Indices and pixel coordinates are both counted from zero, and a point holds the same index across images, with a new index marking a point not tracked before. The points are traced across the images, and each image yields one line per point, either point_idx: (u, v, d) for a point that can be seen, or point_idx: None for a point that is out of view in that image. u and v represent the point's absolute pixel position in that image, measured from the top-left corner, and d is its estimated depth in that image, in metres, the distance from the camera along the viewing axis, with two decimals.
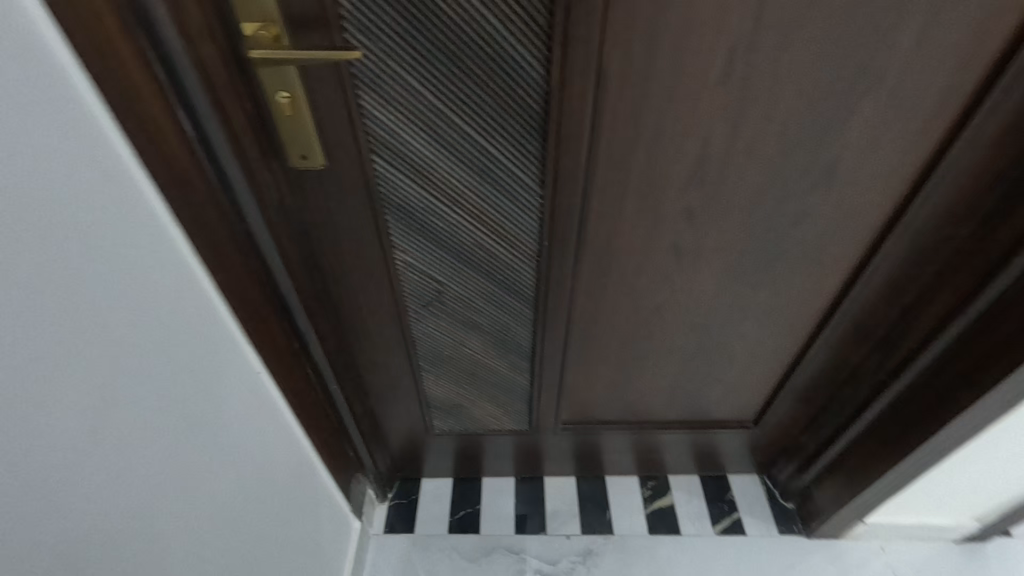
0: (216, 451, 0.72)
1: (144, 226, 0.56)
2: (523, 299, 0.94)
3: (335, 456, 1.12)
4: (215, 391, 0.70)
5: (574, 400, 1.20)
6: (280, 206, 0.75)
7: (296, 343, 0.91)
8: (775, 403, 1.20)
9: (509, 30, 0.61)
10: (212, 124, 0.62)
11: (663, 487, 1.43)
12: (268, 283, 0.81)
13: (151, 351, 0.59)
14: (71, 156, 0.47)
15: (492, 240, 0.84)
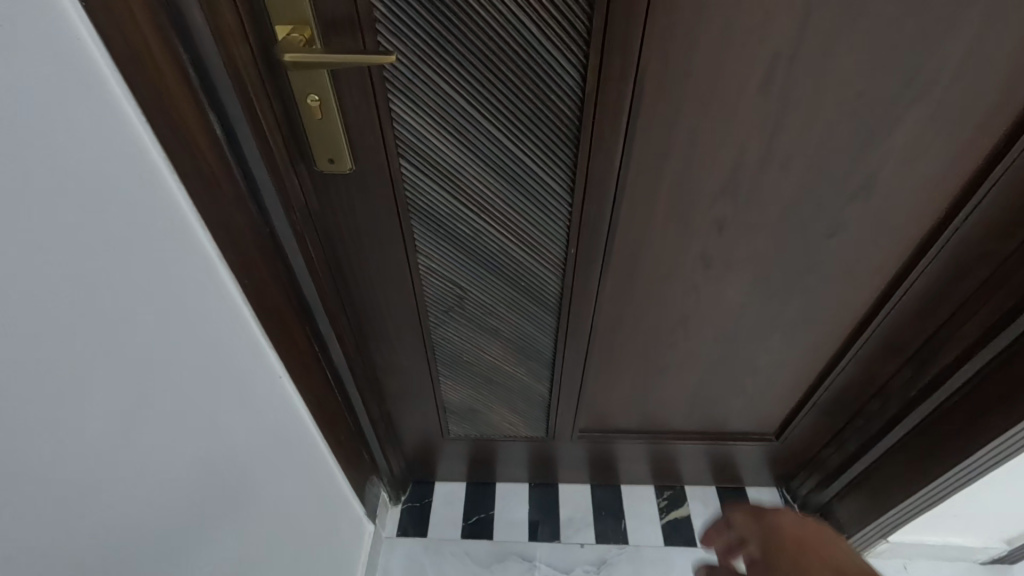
0: (237, 454, 0.72)
1: (174, 231, 0.56)
2: (546, 306, 0.92)
3: (352, 460, 1.11)
4: (237, 395, 0.70)
5: (592, 409, 1.19)
6: (306, 210, 0.75)
7: (316, 347, 0.91)
8: (798, 416, 1.17)
9: (546, 35, 0.60)
10: (243, 128, 0.62)
11: (679, 497, 1.41)
12: (291, 287, 0.80)
13: (174, 356, 0.58)
14: (104, 160, 0.47)
15: (518, 247, 0.82)
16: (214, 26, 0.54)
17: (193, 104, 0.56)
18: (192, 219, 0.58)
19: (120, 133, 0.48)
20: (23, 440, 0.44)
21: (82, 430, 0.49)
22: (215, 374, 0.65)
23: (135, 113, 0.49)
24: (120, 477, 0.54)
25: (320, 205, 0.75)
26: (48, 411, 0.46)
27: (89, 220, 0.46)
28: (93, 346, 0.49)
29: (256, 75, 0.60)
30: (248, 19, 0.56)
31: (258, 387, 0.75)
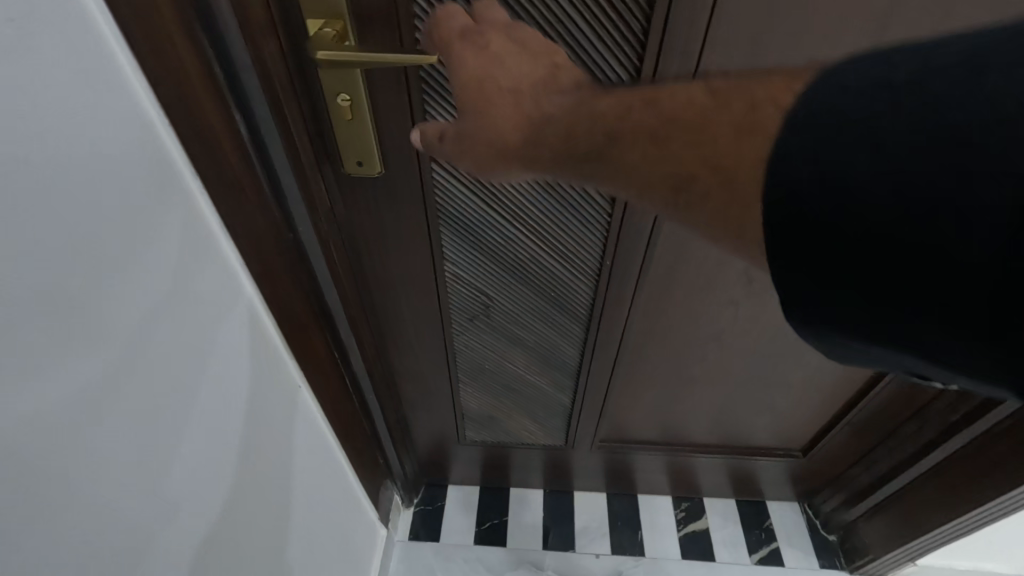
0: (264, 467, 0.69)
1: (199, 239, 0.53)
2: (575, 317, 0.88)
3: (367, 465, 1.08)
4: (262, 407, 0.68)
5: (616, 420, 1.15)
6: (332, 214, 0.71)
7: (336, 353, 0.87)
8: (829, 434, 1.13)
9: (599, 38, 0.56)
10: (272, 132, 0.57)
11: (697, 510, 1.38)
12: (314, 293, 0.76)
13: (198, 367, 0.55)
14: (128, 166, 0.44)
15: (550, 257, 0.78)
16: (244, 23, 0.50)
17: (220, 104, 0.52)
18: (216, 227, 0.55)
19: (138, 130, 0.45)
20: (48, 470, 0.41)
21: (107, 453, 0.46)
22: (238, 385, 0.62)
23: (158, 116, 0.46)
24: (156, 495, 0.51)
25: (345, 208, 0.71)
26: (72, 441, 0.42)
27: (108, 228, 0.43)
28: (119, 362, 0.46)
29: (285, 74, 0.55)
30: (278, 16, 0.52)
31: (279, 395, 0.72)
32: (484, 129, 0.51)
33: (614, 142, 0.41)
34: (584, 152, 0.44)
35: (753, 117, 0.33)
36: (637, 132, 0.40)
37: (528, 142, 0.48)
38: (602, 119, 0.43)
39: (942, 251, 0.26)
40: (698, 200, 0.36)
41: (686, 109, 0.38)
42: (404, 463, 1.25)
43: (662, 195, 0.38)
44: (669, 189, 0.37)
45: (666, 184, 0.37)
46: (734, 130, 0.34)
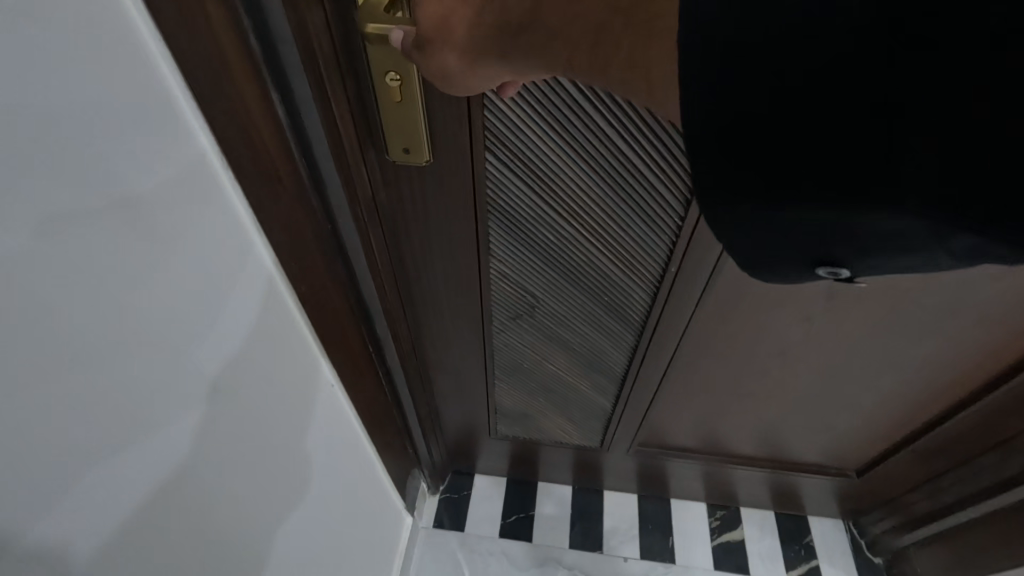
0: (293, 471, 0.66)
1: (224, 229, 0.48)
2: (627, 324, 0.82)
3: (397, 456, 1.05)
4: (292, 412, 0.64)
5: (656, 427, 1.09)
6: (373, 204, 0.63)
7: (370, 348, 0.82)
8: (891, 459, 1.05)
9: None
10: (311, 113, 0.51)
11: (732, 519, 1.32)
12: (350, 287, 0.71)
13: (222, 374, 0.51)
14: (143, 150, 0.38)
15: (608, 260, 0.71)
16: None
17: (255, 79, 0.46)
18: (244, 217, 0.49)
19: (158, 108, 0.39)
20: (66, 494, 0.37)
21: (134, 469, 0.42)
22: (264, 387, 0.58)
23: (181, 91, 0.40)
24: (181, 509, 0.48)
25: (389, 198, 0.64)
26: (97, 456, 0.39)
27: (122, 222, 0.38)
28: (138, 370, 0.41)
29: (330, 47, 0.48)
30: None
31: (309, 397, 0.68)
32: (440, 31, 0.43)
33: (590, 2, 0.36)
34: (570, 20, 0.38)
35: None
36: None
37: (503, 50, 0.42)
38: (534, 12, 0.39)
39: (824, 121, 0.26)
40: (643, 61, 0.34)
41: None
42: (433, 453, 1.22)
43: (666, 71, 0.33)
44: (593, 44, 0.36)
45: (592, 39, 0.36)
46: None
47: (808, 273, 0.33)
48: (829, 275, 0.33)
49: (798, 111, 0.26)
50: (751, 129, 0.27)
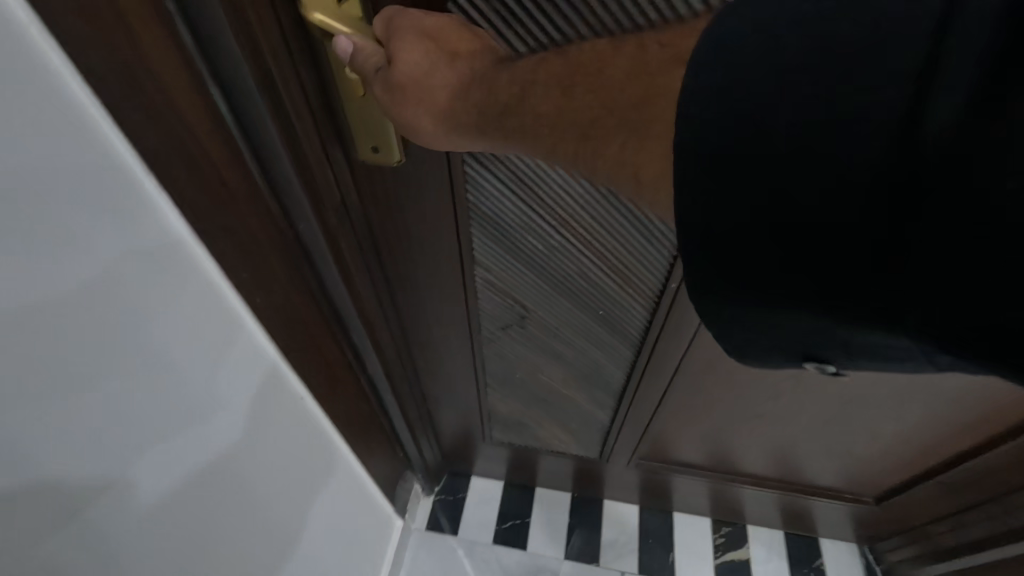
0: (257, 501, 0.61)
1: (164, 263, 0.41)
2: (625, 338, 0.75)
3: (386, 466, 0.99)
4: (258, 442, 0.58)
5: (657, 442, 1.03)
6: (353, 228, 0.55)
7: (359, 371, 0.76)
8: (914, 489, 0.97)
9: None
10: (264, 118, 0.40)
11: (738, 537, 1.25)
12: (329, 311, 0.63)
13: (156, 416, 0.45)
14: (40, 182, 0.32)
15: (603, 273, 0.65)
16: (246, 29, 0.35)
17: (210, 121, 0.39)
18: (193, 245, 0.42)
19: (52, 109, 0.31)
20: None
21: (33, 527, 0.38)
22: (224, 424, 0.52)
23: (98, 107, 0.33)
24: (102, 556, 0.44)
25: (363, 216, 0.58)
26: None
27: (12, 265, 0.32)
28: (40, 426, 0.36)
29: (296, 96, 0.40)
30: (285, 15, 0.36)
31: (280, 424, 0.62)
32: (418, 86, 0.40)
33: (579, 86, 0.33)
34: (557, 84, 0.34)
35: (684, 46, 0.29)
36: (607, 76, 0.32)
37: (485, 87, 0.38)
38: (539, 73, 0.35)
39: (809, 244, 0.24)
40: (638, 107, 0.30)
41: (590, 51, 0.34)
42: (426, 456, 1.16)
43: (652, 156, 0.29)
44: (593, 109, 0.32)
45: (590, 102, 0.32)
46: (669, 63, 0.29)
47: (791, 363, 0.30)
48: (813, 366, 0.29)
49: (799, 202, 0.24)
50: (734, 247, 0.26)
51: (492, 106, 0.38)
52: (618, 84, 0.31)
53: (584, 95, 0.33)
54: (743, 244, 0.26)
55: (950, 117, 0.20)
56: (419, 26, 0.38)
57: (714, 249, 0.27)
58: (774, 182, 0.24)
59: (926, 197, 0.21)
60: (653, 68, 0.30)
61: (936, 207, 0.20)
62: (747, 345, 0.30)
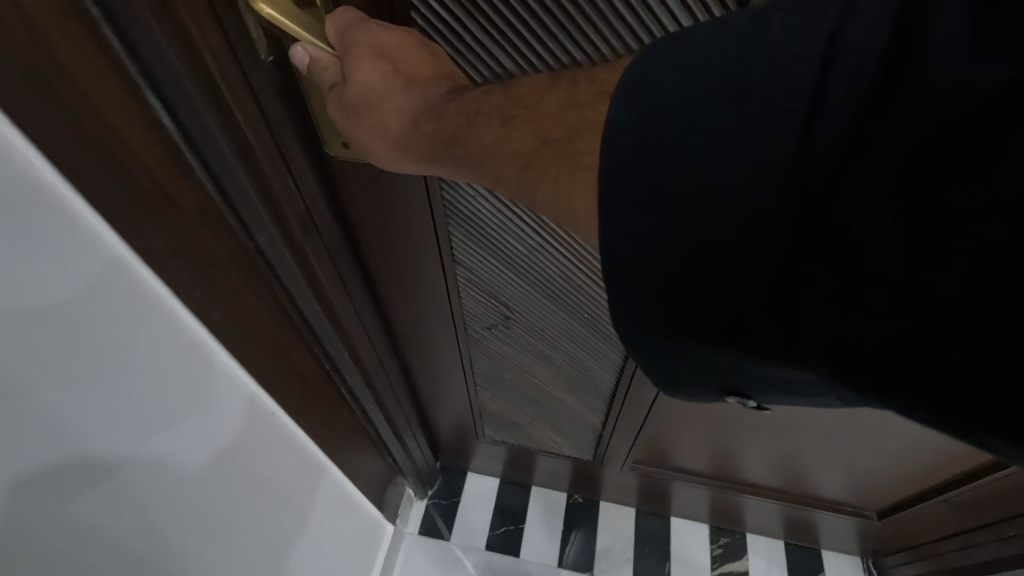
0: (233, 525, 0.57)
1: (96, 283, 0.35)
2: (612, 344, 0.74)
3: (374, 474, 0.95)
4: (229, 466, 0.54)
5: (652, 448, 1.01)
6: (324, 246, 0.51)
7: (344, 392, 0.72)
8: (919, 505, 0.93)
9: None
10: (215, 132, 0.35)
11: (737, 546, 1.22)
12: (308, 333, 0.58)
13: (98, 454, 0.39)
14: None
15: (585, 277, 0.63)
16: (203, 71, 0.32)
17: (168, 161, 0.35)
18: (131, 259, 0.37)
19: None
20: None
21: None
22: (190, 460, 0.48)
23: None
24: None
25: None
26: None
27: None
28: None
29: (258, 130, 0.37)
30: (243, 53, 0.33)
31: (256, 445, 0.58)
32: (371, 108, 0.38)
33: (519, 116, 0.30)
34: (499, 115, 0.31)
35: (608, 80, 0.28)
36: (543, 106, 0.29)
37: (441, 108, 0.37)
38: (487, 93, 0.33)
39: (724, 279, 0.23)
40: (571, 133, 0.27)
41: (533, 80, 0.32)
42: (417, 461, 1.11)
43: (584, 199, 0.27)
44: (533, 125, 0.29)
45: (531, 120, 0.30)
46: (598, 99, 0.27)
47: (714, 396, 0.29)
48: (735, 401, 0.29)
49: (708, 242, 0.23)
50: (658, 281, 0.25)
51: (439, 138, 0.36)
52: (553, 107, 0.29)
53: (522, 113, 0.30)
54: (664, 281, 0.25)
55: (838, 151, 0.20)
56: (377, 43, 0.36)
57: (641, 283, 0.26)
58: (695, 223, 0.23)
59: (817, 238, 0.20)
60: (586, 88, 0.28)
61: (826, 247, 0.20)
62: (680, 377, 0.29)
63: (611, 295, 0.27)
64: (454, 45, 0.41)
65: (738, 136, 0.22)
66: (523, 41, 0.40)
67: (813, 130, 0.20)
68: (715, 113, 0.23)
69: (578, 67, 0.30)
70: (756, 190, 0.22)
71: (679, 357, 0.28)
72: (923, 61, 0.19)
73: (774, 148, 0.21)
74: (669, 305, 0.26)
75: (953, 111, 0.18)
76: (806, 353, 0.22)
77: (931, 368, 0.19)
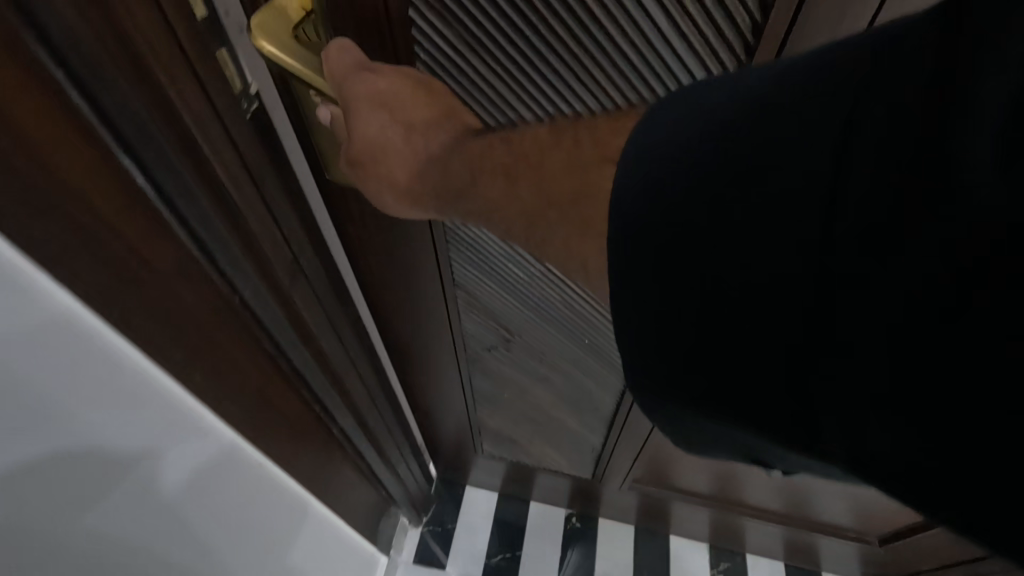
0: None
1: (79, 370, 0.31)
2: (612, 369, 0.73)
3: (367, 508, 0.92)
4: (223, 533, 0.50)
5: (653, 467, 1.00)
6: (314, 293, 0.49)
7: (337, 433, 0.69)
8: (921, 535, 0.92)
9: (648, 45, 0.36)
10: (190, 189, 0.32)
11: (737, 568, 1.21)
12: (295, 380, 0.55)
13: (84, 553, 0.35)
14: None
15: (587, 304, 0.62)
16: (187, 138, 0.30)
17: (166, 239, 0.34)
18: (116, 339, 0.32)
19: None
20: None
21: None
22: (187, 533, 0.44)
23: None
24: None
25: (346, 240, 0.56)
26: None
27: None
28: None
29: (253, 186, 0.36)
30: (230, 114, 0.32)
31: (253, 505, 0.54)
32: (380, 158, 0.39)
33: (524, 174, 0.30)
34: (504, 171, 0.31)
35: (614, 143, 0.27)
36: (549, 164, 0.29)
37: (445, 157, 0.37)
38: (489, 145, 0.33)
39: (741, 355, 0.22)
40: (576, 197, 0.27)
41: (538, 133, 0.31)
42: (411, 490, 1.08)
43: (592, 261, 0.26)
44: (536, 184, 0.29)
45: (535, 179, 0.29)
46: (603, 163, 0.27)
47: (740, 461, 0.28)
48: (761, 467, 0.27)
49: (723, 320, 0.22)
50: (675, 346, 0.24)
51: (450, 187, 0.36)
52: (556, 165, 0.29)
53: (526, 164, 0.30)
54: (677, 355, 0.24)
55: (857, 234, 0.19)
56: (374, 91, 0.36)
57: (659, 347, 0.25)
58: (711, 292, 0.23)
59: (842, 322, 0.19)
60: (591, 147, 0.28)
61: (849, 335, 0.19)
62: (693, 441, 0.28)
63: (623, 365, 0.27)
64: (457, 80, 0.41)
65: (752, 216, 0.21)
66: (533, 87, 0.39)
67: (835, 213, 0.19)
68: (728, 188, 0.22)
69: (583, 123, 0.29)
70: (773, 272, 0.21)
71: (695, 425, 0.26)
72: (965, 130, 0.17)
73: (790, 229, 0.20)
74: (684, 372, 0.25)
75: (996, 197, 0.16)
76: (832, 449, 0.20)
77: (972, 480, 0.17)
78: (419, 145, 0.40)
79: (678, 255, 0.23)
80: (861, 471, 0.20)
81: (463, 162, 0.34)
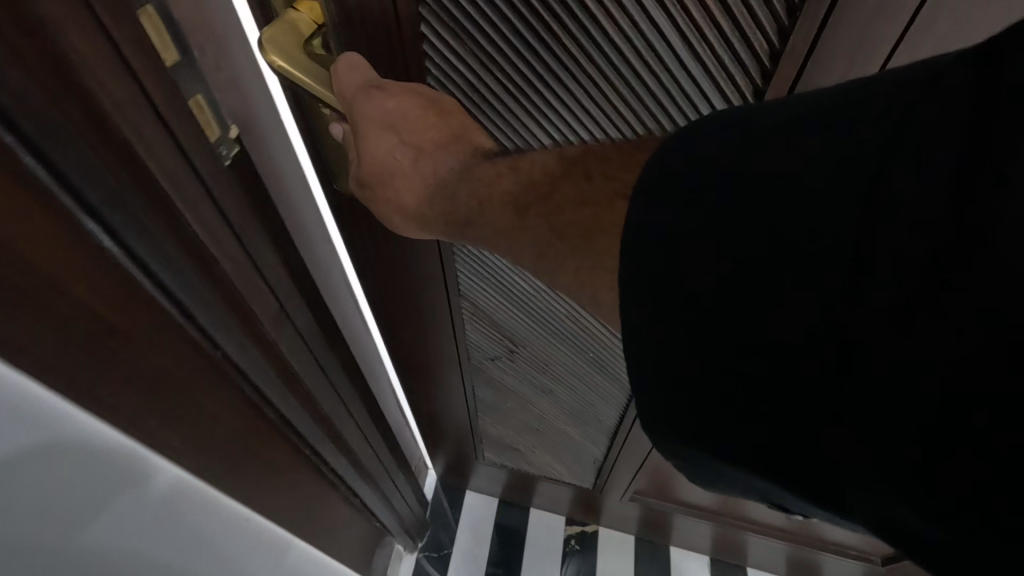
0: None
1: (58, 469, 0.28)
2: (617, 384, 0.72)
3: (358, 542, 0.89)
4: None
5: (654, 481, 1.00)
6: (297, 331, 0.48)
7: (328, 472, 0.67)
8: None
9: (664, 69, 0.35)
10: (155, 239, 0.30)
11: None
12: (285, 430, 0.53)
13: None
14: None
15: (593, 320, 0.62)
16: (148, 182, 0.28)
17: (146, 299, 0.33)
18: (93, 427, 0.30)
19: None
20: None
21: None
22: None
23: None
24: None
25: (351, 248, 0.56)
26: None
27: None
28: None
29: (241, 203, 0.36)
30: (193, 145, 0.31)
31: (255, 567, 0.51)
32: (389, 181, 0.39)
33: (534, 203, 0.30)
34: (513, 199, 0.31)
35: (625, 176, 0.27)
36: (560, 194, 0.29)
37: (454, 181, 0.37)
38: (494, 170, 0.33)
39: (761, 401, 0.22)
40: (587, 228, 0.27)
41: (547, 160, 0.31)
42: (405, 517, 1.05)
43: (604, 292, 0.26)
44: (542, 210, 0.29)
45: (541, 207, 0.29)
46: (614, 196, 0.27)
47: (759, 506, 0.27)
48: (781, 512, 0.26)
49: (743, 368, 0.22)
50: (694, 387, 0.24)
51: (458, 213, 0.35)
52: (562, 192, 0.29)
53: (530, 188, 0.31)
54: (692, 395, 0.24)
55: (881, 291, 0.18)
56: (383, 111, 0.36)
57: (675, 386, 0.25)
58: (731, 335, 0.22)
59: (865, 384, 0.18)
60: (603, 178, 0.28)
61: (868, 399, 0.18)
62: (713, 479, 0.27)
63: (639, 402, 0.26)
64: (469, 98, 0.40)
65: (771, 260, 0.21)
66: (547, 106, 0.39)
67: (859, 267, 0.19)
68: (750, 232, 0.22)
69: (593, 150, 0.29)
70: (792, 320, 0.20)
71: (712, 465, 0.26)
72: (1003, 191, 0.16)
73: (809, 278, 0.20)
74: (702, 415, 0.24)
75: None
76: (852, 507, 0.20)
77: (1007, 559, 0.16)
78: (430, 162, 0.38)
79: (698, 295, 0.23)
80: (883, 531, 0.19)
81: (472, 188, 0.34)
